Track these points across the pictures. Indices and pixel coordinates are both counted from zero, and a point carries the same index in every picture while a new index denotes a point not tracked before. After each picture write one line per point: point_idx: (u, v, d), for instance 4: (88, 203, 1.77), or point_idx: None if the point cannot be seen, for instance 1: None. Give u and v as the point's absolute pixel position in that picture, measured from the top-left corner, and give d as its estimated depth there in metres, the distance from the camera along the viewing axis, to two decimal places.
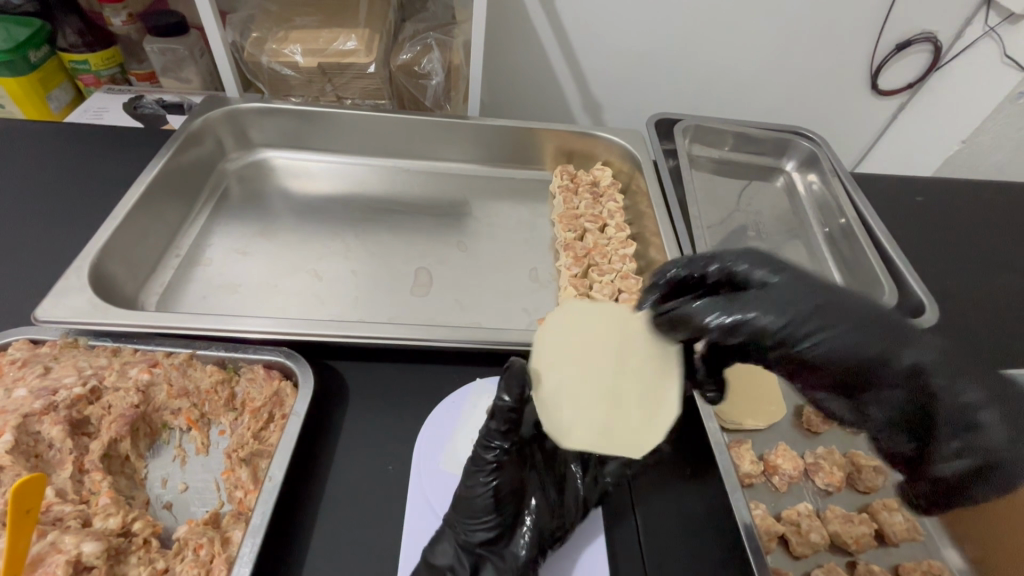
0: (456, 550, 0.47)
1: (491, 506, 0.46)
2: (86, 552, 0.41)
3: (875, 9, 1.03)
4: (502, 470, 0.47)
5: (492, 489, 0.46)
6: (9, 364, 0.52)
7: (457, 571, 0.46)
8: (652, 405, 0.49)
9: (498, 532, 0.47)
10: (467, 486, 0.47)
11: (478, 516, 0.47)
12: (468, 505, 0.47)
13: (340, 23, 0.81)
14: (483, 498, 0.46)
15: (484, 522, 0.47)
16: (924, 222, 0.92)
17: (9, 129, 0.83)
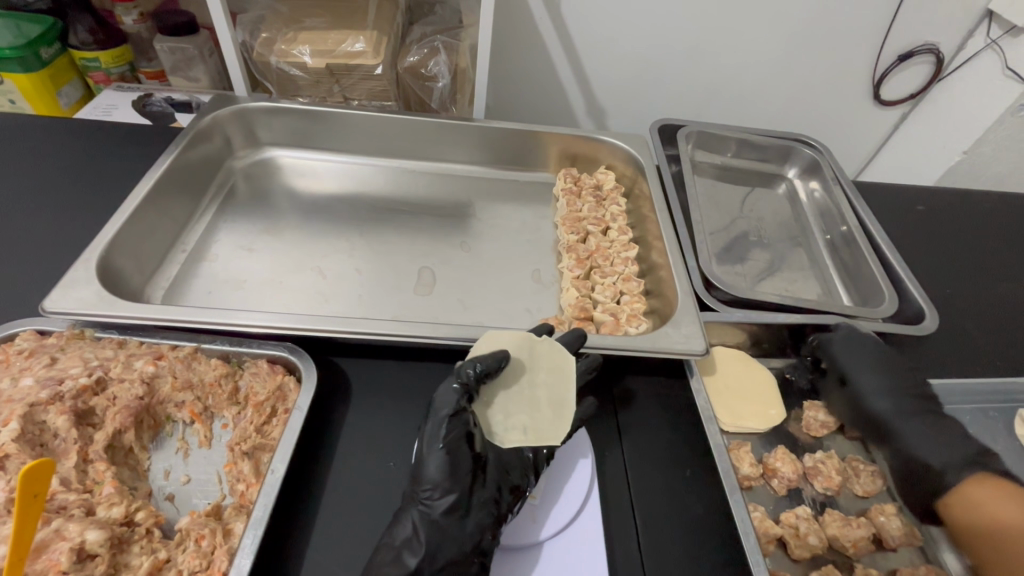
0: (416, 522, 0.46)
1: (444, 464, 0.48)
2: (89, 540, 0.41)
3: (878, 20, 1.04)
4: (455, 435, 0.49)
5: (445, 446, 0.48)
6: (16, 354, 0.53)
7: (415, 544, 0.45)
8: (563, 402, 0.56)
9: (457, 499, 0.47)
10: (423, 454, 0.49)
11: (433, 480, 0.47)
12: (426, 469, 0.48)
13: (349, 25, 0.82)
14: (438, 458, 0.48)
15: (442, 485, 0.47)
16: (926, 230, 0.93)
17: (19, 124, 0.84)
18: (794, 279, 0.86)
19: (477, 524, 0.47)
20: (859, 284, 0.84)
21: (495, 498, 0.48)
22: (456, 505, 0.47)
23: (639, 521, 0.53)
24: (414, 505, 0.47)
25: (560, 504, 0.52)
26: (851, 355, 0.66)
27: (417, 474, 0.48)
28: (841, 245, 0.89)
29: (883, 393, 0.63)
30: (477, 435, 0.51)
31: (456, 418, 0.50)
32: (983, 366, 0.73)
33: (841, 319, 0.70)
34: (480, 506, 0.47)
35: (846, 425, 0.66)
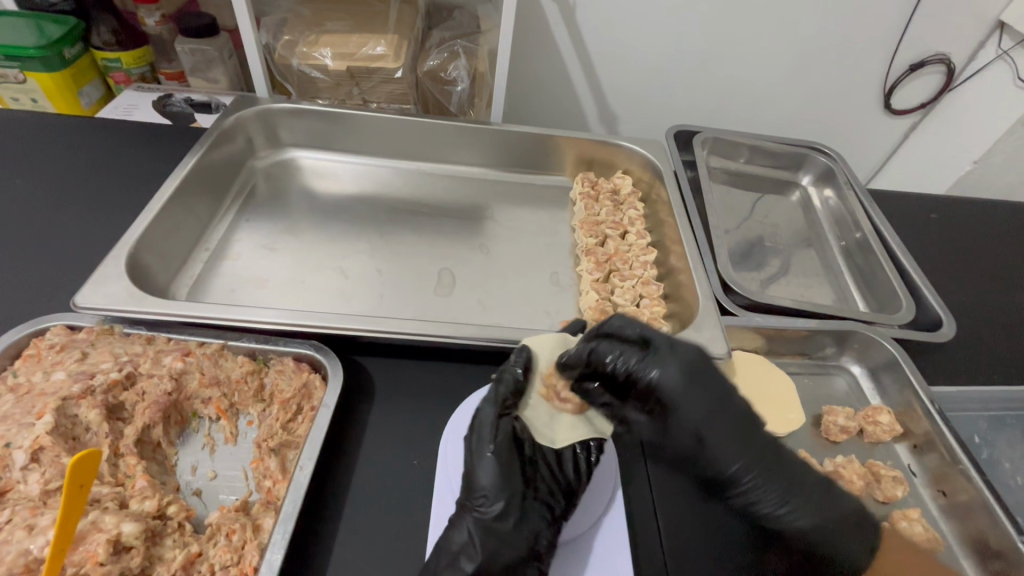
0: (473, 530, 0.46)
1: (498, 468, 0.48)
2: (125, 532, 0.42)
3: (891, 29, 1.05)
4: (500, 441, 0.50)
5: (496, 451, 0.49)
6: (48, 349, 0.53)
7: (474, 552, 0.45)
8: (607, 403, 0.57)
9: (512, 504, 0.47)
10: (474, 461, 0.49)
11: (485, 486, 0.47)
12: (479, 474, 0.48)
13: (371, 28, 0.83)
14: (490, 464, 0.48)
15: (495, 493, 0.47)
16: (939, 238, 0.93)
17: (43, 123, 0.85)
18: (810, 285, 0.87)
19: (533, 528, 0.47)
20: (875, 291, 0.84)
21: (547, 505, 0.49)
22: (512, 509, 0.47)
23: (661, 519, 0.52)
24: (467, 514, 0.47)
25: (587, 503, 0.53)
26: (728, 443, 0.51)
27: (469, 481, 0.49)
28: (856, 252, 0.90)
29: (779, 494, 0.51)
30: (523, 439, 0.52)
31: (503, 422, 0.51)
32: (999, 373, 0.73)
33: (858, 325, 0.70)
34: (534, 511, 0.48)
35: (865, 430, 0.65)
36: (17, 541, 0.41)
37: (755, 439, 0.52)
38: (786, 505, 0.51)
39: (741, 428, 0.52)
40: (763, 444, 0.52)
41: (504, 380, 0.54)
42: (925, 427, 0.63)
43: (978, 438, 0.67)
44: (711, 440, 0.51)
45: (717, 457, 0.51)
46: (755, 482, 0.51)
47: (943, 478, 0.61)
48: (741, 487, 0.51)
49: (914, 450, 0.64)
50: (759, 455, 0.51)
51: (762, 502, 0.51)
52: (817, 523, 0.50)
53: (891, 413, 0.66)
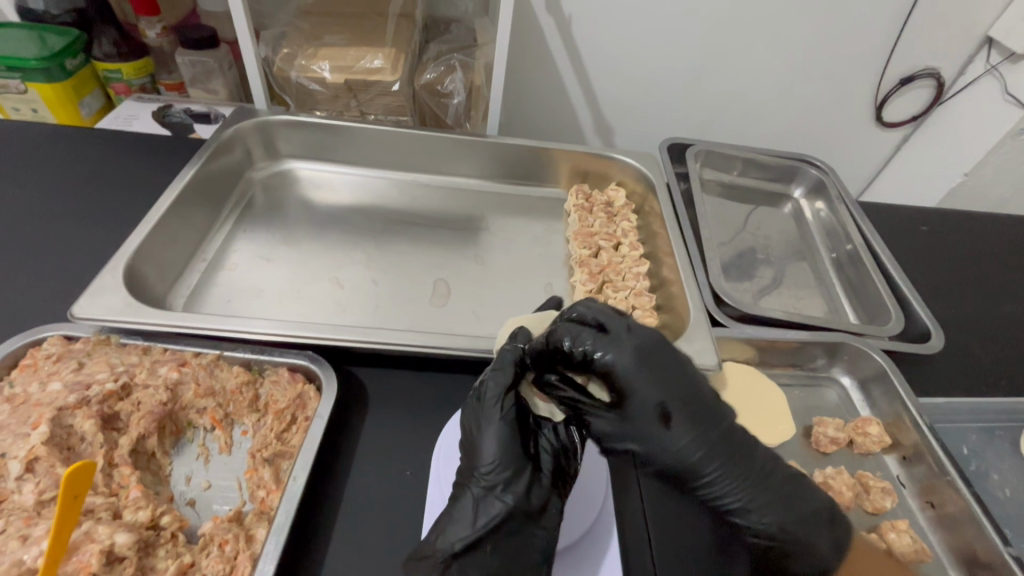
0: (481, 499, 0.46)
1: (506, 436, 0.48)
2: (118, 542, 0.43)
3: (881, 44, 1.07)
4: (504, 408, 0.50)
5: (505, 418, 0.49)
6: (45, 359, 0.54)
7: (485, 521, 0.45)
8: None
9: (520, 471, 0.47)
10: (479, 430, 0.49)
11: (491, 454, 0.47)
12: (486, 442, 0.48)
13: (368, 42, 0.84)
14: (498, 432, 0.48)
15: (504, 461, 0.47)
16: (928, 250, 0.94)
17: (43, 133, 0.86)
18: (802, 296, 0.88)
19: (543, 493, 0.47)
20: (866, 302, 0.85)
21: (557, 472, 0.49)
22: (522, 475, 0.47)
23: None
24: (474, 483, 0.47)
25: (577, 514, 0.53)
26: (683, 434, 0.48)
27: (475, 452, 0.49)
28: (847, 263, 0.91)
29: (745, 494, 0.48)
30: (527, 412, 0.52)
31: (508, 392, 0.51)
32: (986, 385, 0.74)
33: (848, 336, 0.71)
34: (543, 475, 0.48)
35: (854, 441, 0.66)
36: (10, 551, 0.41)
37: (710, 431, 0.48)
38: (748, 505, 0.48)
39: (691, 413, 0.48)
40: (715, 436, 0.48)
41: (508, 353, 0.54)
42: (914, 438, 0.64)
43: (967, 449, 0.67)
44: (680, 426, 0.48)
45: (683, 455, 0.47)
46: (710, 485, 0.48)
47: (931, 489, 0.61)
48: (694, 481, 0.48)
49: (902, 462, 0.65)
50: (707, 442, 0.48)
51: (727, 497, 0.48)
52: (782, 524, 0.48)
53: (880, 424, 0.67)
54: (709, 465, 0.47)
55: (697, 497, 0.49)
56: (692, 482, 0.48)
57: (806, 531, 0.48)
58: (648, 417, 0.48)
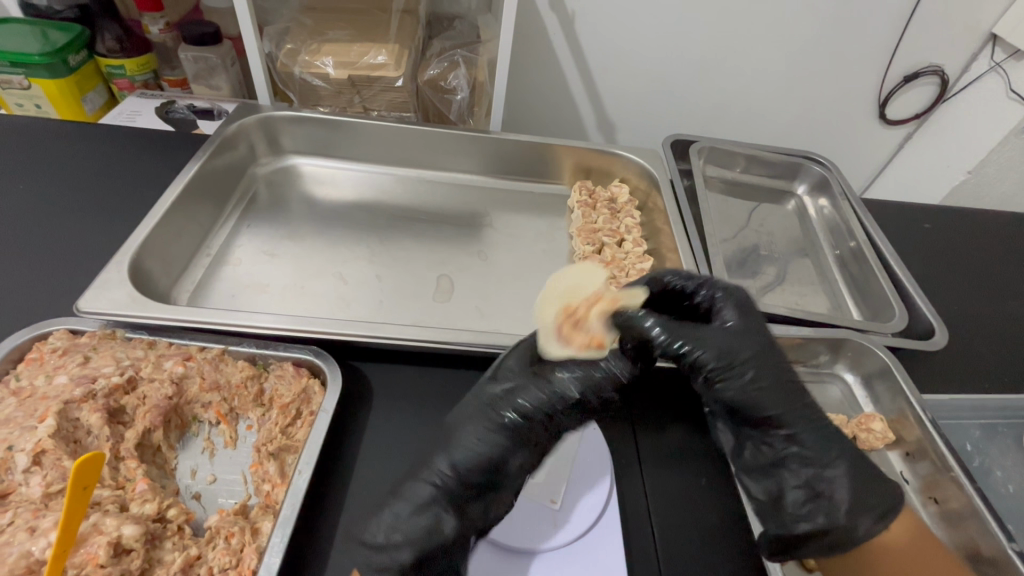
0: (439, 488, 0.46)
1: (496, 436, 0.47)
2: (126, 535, 0.43)
3: (885, 41, 1.07)
4: (497, 389, 0.49)
5: (513, 419, 0.47)
6: (50, 353, 0.54)
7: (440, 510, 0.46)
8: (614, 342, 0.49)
9: (494, 473, 0.47)
10: (468, 420, 0.48)
11: (471, 447, 0.47)
12: (473, 433, 0.47)
13: (372, 38, 0.84)
14: (490, 430, 0.47)
15: (479, 461, 0.46)
16: (932, 248, 0.94)
17: (47, 128, 0.86)
18: (805, 293, 0.88)
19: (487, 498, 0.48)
20: (869, 299, 0.85)
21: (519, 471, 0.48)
22: (496, 478, 0.47)
23: (656, 527, 0.54)
24: (435, 470, 0.47)
25: (581, 509, 0.53)
26: (763, 364, 0.48)
27: (450, 439, 0.48)
28: (850, 260, 0.91)
29: (824, 437, 0.48)
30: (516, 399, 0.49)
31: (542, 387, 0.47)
32: (989, 382, 0.74)
33: (852, 333, 0.71)
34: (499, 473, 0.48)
35: (858, 437, 0.66)
36: (19, 543, 0.41)
37: (785, 369, 0.49)
38: (814, 446, 0.47)
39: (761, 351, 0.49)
40: (789, 380, 0.48)
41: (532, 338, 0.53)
42: (917, 434, 0.64)
43: (970, 446, 0.68)
44: (755, 370, 0.48)
45: (767, 396, 0.47)
46: (791, 424, 0.48)
47: (935, 485, 0.61)
48: (760, 406, 0.47)
49: (906, 459, 0.65)
50: (778, 376, 0.48)
51: (803, 437, 0.47)
52: (856, 472, 0.47)
53: (884, 420, 0.67)
54: (781, 413, 0.47)
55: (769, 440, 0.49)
56: (766, 416, 0.48)
57: (875, 489, 0.47)
58: (728, 341, 0.48)
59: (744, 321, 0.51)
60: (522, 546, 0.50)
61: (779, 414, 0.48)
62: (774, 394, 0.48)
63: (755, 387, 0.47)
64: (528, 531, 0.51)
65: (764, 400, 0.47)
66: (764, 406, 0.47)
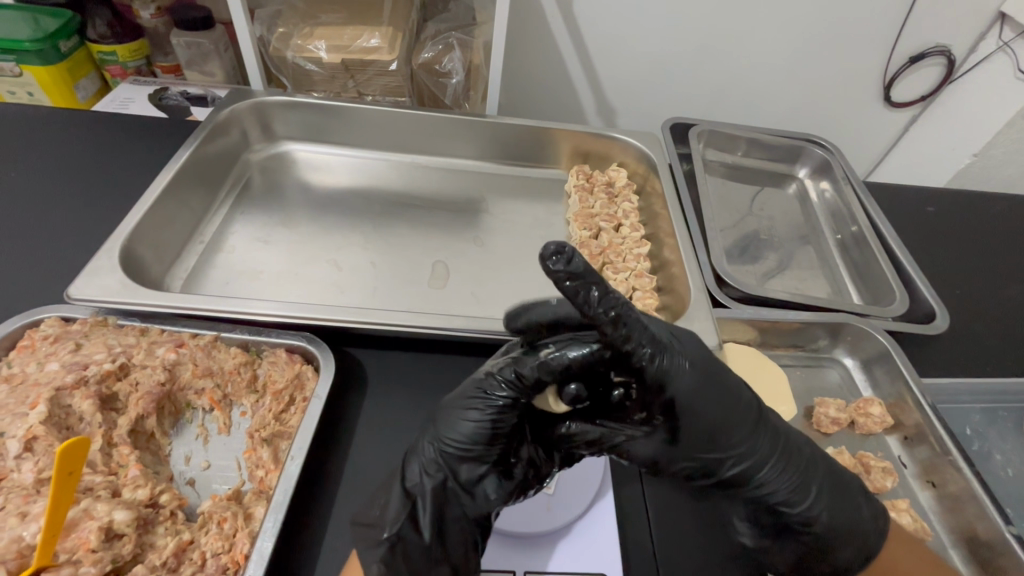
0: (423, 470, 0.46)
1: (472, 422, 0.45)
2: (117, 519, 0.43)
3: (891, 20, 1.04)
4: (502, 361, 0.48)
5: (483, 397, 0.45)
6: (42, 340, 0.54)
7: (422, 499, 0.46)
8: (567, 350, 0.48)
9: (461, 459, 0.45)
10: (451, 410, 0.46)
11: (449, 432, 0.45)
12: (452, 418, 0.46)
13: (364, 20, 0.82)
14: (464, 414, 0.45)
15: (446, 444, 0.45)
16: (936, 231, 0.93)
17: (37, 115, 0.85)
18: (805, 277, 0.87)
19: (437, 446, 0.46)
20: (871, 284, 0.83)
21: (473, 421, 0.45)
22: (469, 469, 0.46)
23: (652, 512, 0.54)
24: (416, 460, 0.47)
25: (574, 493, 0.53)
26: (704, 407, 0.44)
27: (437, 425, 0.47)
28: (852, 244, 0.90)
29: (804, 491, 0.48)
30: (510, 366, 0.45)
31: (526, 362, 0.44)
32: (991, 366, 0.73)
33: (852, 317, 0.70)
34: (447, 425, 0.46)
35: (856, 421, 0.66)
36: (10, 528, 0.41)
37: (742, 407, 0.46)
38: (791, 494, 0.47)
39: (729, 409, 0.45)
40: (739, 431, 0.45)
41: (575, 259, 0.36)
42: (916, 418, 0.63)
43: (970, 430, 0.67)
44: (690, 419, 0.44)
45: (758, 450, 0.46)
46: (776, 476, 0.47)
47: (933, 468, 0.61)
48: (740, 464, 0.46)
49: (903, 442, 0.64)
50: (748, 425, 0.46)
51: (777, 497, 0.47)
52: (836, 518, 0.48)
53: (882, 404, 0.66)
54: (768, 465, 0.47)
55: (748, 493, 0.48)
56: (745, 470, 0.46)
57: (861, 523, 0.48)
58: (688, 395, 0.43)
59: (714, 368, 0.45)
60: (514, 531, 0.50)
61: (766, 467, 0.46)
62: (759, 448, 0.46)
63: (730, 441, 0.45)
64: (518, 517, 0.51)
65: (745, 454, 0.46)
66: (746, 457, 0.46)
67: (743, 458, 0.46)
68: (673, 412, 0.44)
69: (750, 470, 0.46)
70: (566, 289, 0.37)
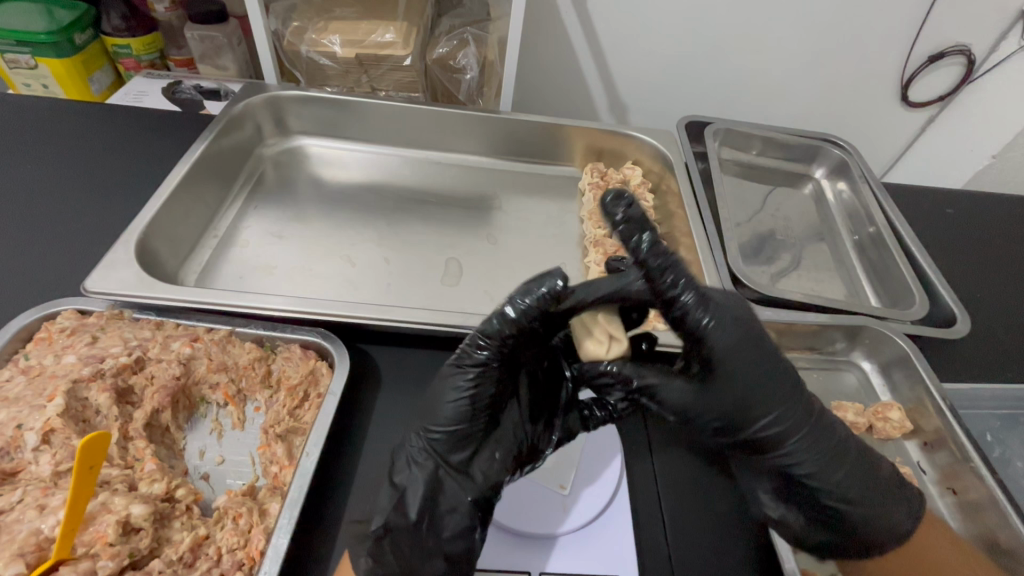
0: (411, 461, 0.46)
1: (453, 409, 0.46)
2: (134, 514, 0.43)
3: (912, 18, 1.02)
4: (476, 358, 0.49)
5: (457, 384, 0.46)
6: (59, 333, 0.54)
7: (409, 487, 0.45)
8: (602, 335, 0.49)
9: (445, 450, 0.46)
10: (431, 404, 0.47)
11: (434, 425, 0.46)
12: (434, 406, 0.47)
13: (379, 14, 0.81)
14: (444, 405, 0.46)
15: (429, 433, 0.46)
16: (955, 234, 0.91)
17: (52, 108, 0.85)
18: (822, 279, 0.86)
19: (425, 439, 0.46)
20: (889, 286, 0.82)
21: (456, 409, 0.46)
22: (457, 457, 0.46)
23: (666, 515, 0.53)
24: (404, 452, 0.47)
25: (590, 494, 0.53)
26: (745, 366, 0.44)
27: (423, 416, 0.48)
28: (869, 245, 0.88)
29: (838, 469, 0.47)
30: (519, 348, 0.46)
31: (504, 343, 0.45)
32: (1012, 371, 0.72)
33: (871, 320, 0.69)
34: (430, 417, 0.47)
35: (874, 426, 0.65)
36: (29, 521, 0.41)
37: (783, 373, 0.46)
38: (814, 465, 0.46)
39: (769, 370, 0.45)
40: (777, 393, 0.45)
41: (634, 205, 0.40)
42: (935, 424, 0.62)
43: (990, 436, 0.66)
44: (729, 371, 0.44)
45: (800, 420, 0.46)
46: (811, 451, 0.46)
47: (953, 475, 0.60)
48: (773, 427, 0.45)
49: (922, 448, 0.63)
50: (788, 391, 0.45)
51: (810, 470, 0.46)
52: (864, 497, 0.47)
53: (901, 409, 0.65)
54: (805, 436, 0.46)
55: (779, 462, 0.47)
56: (780, 438, 0.45)
57: (884, 507, 0.48)
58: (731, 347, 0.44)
59: (755, 333, 0.45)
60: (529, 532, 0.50)
61: (802, 438, 0.46)
62: (797, 419, 0.45)
63: (766, 401, 0.45)
64: (533, 518, 0.51)
65: (781, 422, 0.45)
66: (782, 424, 0.45)
67: (780, 425, 0.45)
68: (711, 368, 0.44)
69: (782, 439, 0.45)
70: (620, 234, 0.41)
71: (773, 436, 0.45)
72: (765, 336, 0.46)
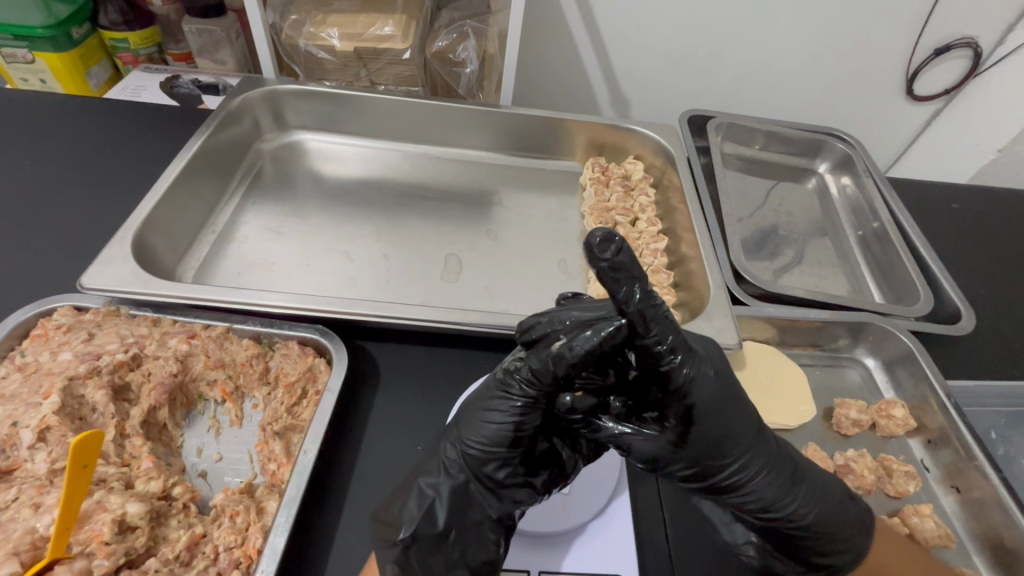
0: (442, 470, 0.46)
1: (499, 430, 0.45)
2: (131, 512, 0.43)
3: (919, 11, 1.00)
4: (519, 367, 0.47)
5: (505, 404, 0.45)
6: (55, 329, 0.54)
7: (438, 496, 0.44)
8: None
9: (481, 470, 0.45)
10: (472, 417, 0.46)
11: (473, 441, 0.45)
12: (475, 419, 0.46)
13: (378, 7, 0.80)
14: (488, 422, 0.45)
15: (468, 448, 0.45)
16: (961, 229, 0.90)
17: (48, 102, 0.85)
18: (824, 274, 0.85)
19: (460, 452, 0.46)
20: (892, 282, 0.81)
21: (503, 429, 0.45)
22: (496, 476, 0.45)
23: (667, 516, 0.53)
24: (434, 460, 0.47)
25: (590, 492, 0.52)
26: (715, 417, 0.43)
27: (460, 427, 0.46)
28: (872, 241, 0.87)
29: (802, 504, 0.47)
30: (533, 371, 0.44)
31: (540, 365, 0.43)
32: (1017, 368, 0.71)
33: (874, 316, 0.68)
34: (472, 433, 0.45)
35: (877, 423, 0.64)
36: (24, 519, 0.41)
37: (747, 418, 0.46)
38: (773, 500, 0.46)
39: (737, 418, 0.45)
40: (743, 440, 0.45)
41: (624, 251, 0.37)
42: (939, 421, 0.62)
43: (995, 433, 0.66)
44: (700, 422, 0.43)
45: (765, 462, 0.46)
46: (775, 489, 0.46)
47: (957, 473, 0.59)
48: (738, 472, 0.45)
49: (926, 445, 0.63)
50: (752, 437, 0.45)
51: (773, 506, 0.47)
52: (829, 527, 0.48)
53: (905, 407, 0.65)
54: (770, 477, 0.46)
55: (744, 501, 0.47)
56: (746, 481, 0.46)
57: (843, 536, 0.48)
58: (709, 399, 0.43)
59: (723, 383, 0.45)
60: (528, 531, 0.49)
61: (767, 479, 0.46)
62: (762, 461, 0.46)
63: (734, 450, 0.44)
64: (531, 516, 0.50)
65: (745, 467, 0.45)
66: (748, 470, 0.45)
67: (745, 471, 0.45)
68: (689, 419, 0.43)
69: (747, 483, 0.46)
70: (605, 278, 0.37)
71: (739, 480, 0.45)
72: (732, 385, 0.45)
